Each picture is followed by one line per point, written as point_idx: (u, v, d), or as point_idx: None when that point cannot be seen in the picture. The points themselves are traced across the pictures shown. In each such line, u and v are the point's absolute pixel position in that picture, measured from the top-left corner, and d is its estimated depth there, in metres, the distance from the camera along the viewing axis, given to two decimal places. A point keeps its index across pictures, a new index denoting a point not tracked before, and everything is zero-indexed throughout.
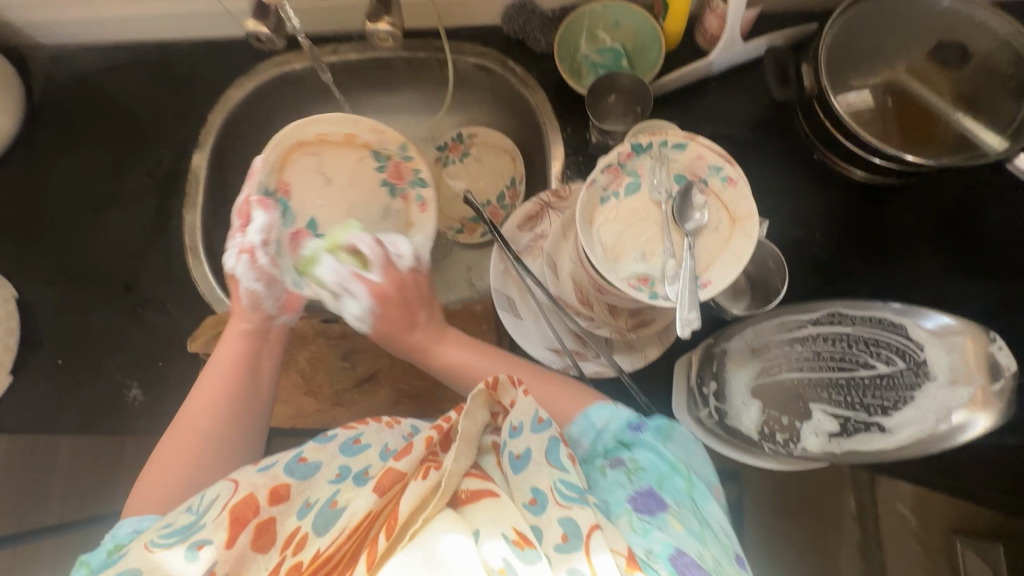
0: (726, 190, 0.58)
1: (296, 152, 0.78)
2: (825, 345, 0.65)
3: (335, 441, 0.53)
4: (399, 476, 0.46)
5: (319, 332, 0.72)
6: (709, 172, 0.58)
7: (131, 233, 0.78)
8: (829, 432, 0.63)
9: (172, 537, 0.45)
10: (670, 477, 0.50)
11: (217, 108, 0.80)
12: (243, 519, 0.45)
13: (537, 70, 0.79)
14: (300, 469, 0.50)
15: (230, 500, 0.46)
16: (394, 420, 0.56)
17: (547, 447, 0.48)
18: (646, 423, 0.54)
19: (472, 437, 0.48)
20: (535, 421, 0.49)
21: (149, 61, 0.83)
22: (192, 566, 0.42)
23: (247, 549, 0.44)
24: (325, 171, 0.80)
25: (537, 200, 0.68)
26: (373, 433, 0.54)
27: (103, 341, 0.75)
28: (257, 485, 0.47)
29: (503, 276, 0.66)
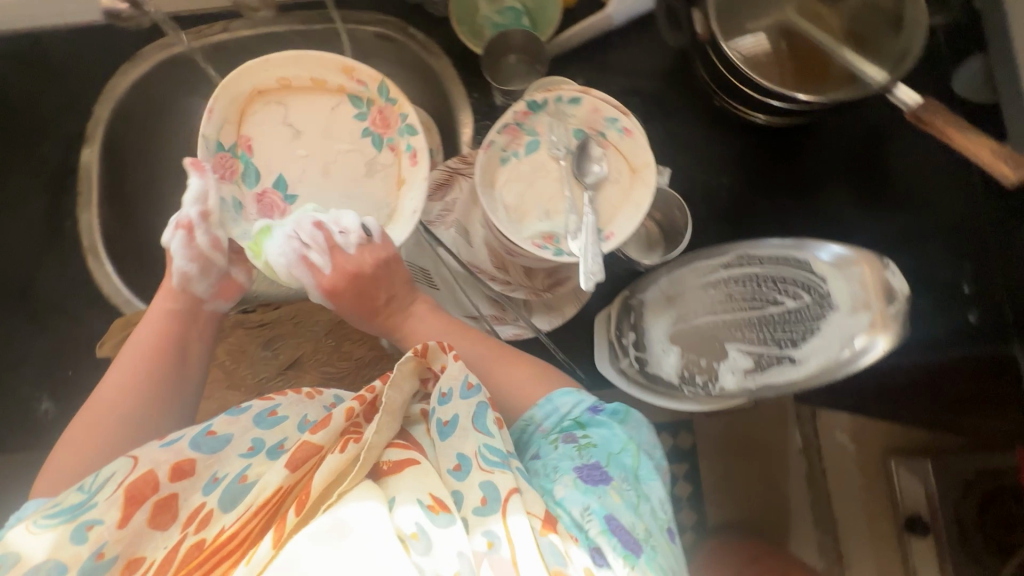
0: (623, 141, 0.58)
1: (256, 101, 0.60)
2: (737, 287, 0.67)
3: (248, 412, 0.52)
4: (314, 450, 0.45)
5: (236, 324, 0.69)
6: (606, 124, 0.59)
7: (21, 239, 0.73)
8: (744, 369, 0.65)
9: (58, 517, 0.42)
10: (618, 454, 0.50)
11: (103, 98, 0.75)
12: (138, 496, 0.43)
13: (441, 34, 0.77)
14: (207, 442, 0.48)
15: (127, 478, 0.44)
16: (315, 391, 0.56)
17: (474, 413, 0.49)
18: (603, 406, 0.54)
19: (394, 408, 0.48)
20: (464, 387, 0.50)
21: (18, 51, 0.76)
22: (82, 548, 0.41)
23: (145, 527, 0.43)
24: (293, 120, 0.61)
25: (444, 168, 0.67)
26: (291, 403, 0.53)
27: (4, 355, 0.71)
28: (158, 460, 0.46)
29: (416, 249, 0.65)
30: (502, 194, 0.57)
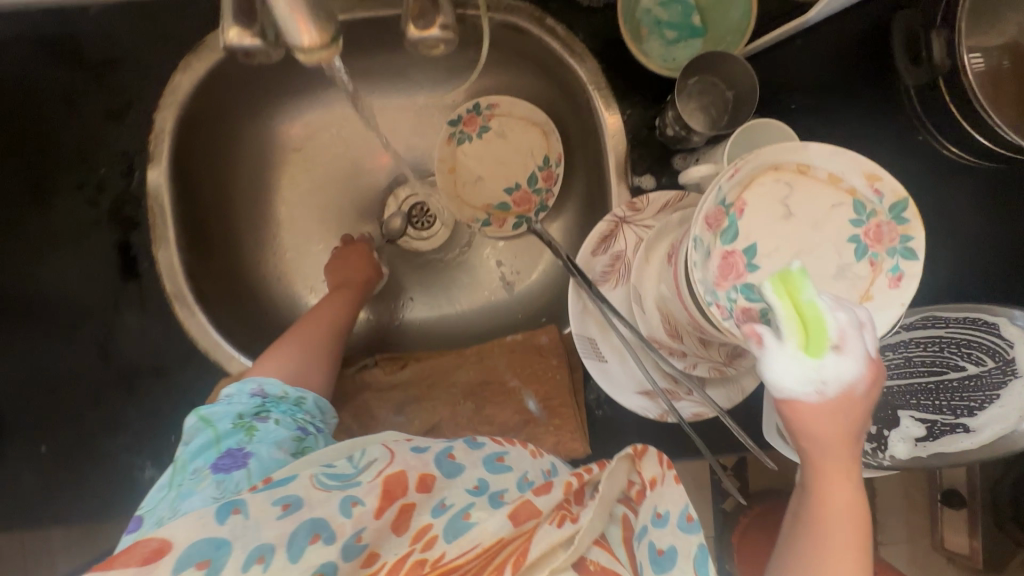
0: (883, 228, 0.46)
1: (766, 174, 0.48)
2: (916, 350, 0.63)
3: (482, 450, 0.47)
4: (535, 513, 0.38)
5: (362, 386, 0.63)
6: (856, 206, 0.47)
7: (89, 280, 0.62)
8: (915, 437, 0.62)
9: (332, 480, 0.41)
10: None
11: (163, 103, 0.61)
12: (392, 494, 0.40)
13: (584, 27, 0.62)
14: (447, 464, 0.44)
15: (385, 470, 0.42)
16: (538, 450, 0.48)
17: (698, 557, 0.37)
18: None
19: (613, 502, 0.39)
20: (684, 518, 0.38)
21: (46, 37, 0.60)
22: (346, 522, 0.38)
23: (388, 528, 0.39)
24: (790, 199, 0.48)
25: (610, 217, 0.57)
26: (518, 454, 0.47)
27: (91, 419, 0.62)
28: (410, 464, 0.43)
29: (582, 315, 0.57)
30: (874, 325, 0.46)
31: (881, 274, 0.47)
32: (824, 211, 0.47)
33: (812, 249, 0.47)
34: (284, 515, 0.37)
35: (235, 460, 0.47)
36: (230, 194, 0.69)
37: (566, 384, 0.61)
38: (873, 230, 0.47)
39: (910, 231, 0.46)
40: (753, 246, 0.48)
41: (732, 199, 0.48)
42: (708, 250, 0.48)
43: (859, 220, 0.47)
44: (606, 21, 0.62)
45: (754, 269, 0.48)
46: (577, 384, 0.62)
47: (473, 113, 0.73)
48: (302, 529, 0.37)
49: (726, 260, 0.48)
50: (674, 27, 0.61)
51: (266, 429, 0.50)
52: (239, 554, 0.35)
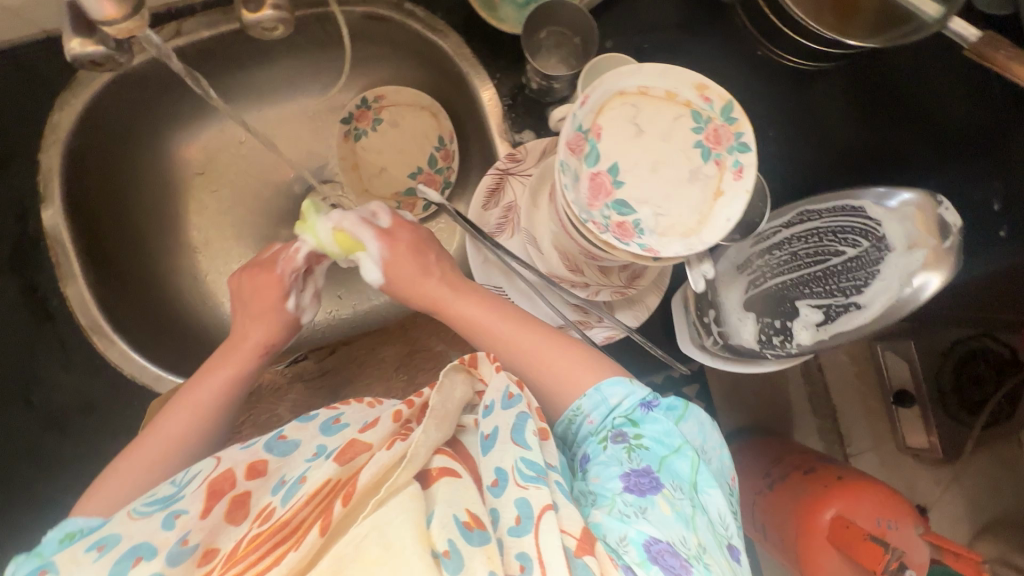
0: (721, 130, 0.52)
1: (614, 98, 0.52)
2: (801, 245, 0.67)
3: (316, 419, 0.48)
4: (364, 448, 0.43)
5: (294, 379, 0.64)
6: (696, 116, 0.52)
7: (1, 332, 0.62)
8: (816, 323, 0.66)
9: (152, 505, 0.42)
10: (673, 458, 0.45)
11: (46, 146, 0.61)
12: (219, 492, 0.43)
13: (442, 7, 0.66)
14: (279, 445, 0.47)
15: (210, 473, 0.44)
16: (376, 401, 0.51)
17: (515, 425, 0.44)
18: (658, 403, 0.48)
19: (445, 413, 0.44)
20: (504, 398, 0.46)
21: None
22: (170, 533, 0.40)
23: (222, 521, 0.42)
24: (639, 118, 0.52)
25: (494, 171, 0.61)
26: (353, 410, 0.49)
27: (30, 466, 0.62)
28: (237, 459, 0.45)
29: (484, 266, 0.61)
30: (728, 217, 0.51)
31: (726, 170, 0.52)
32: (668, 123, 0.52)
33: (664, 160, 0.53)
34: (100, 557, 0.39)
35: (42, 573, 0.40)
36: (137, 227, 0.70)
37: None
38: (713, 132, 0.52)
39: (742, 127, 0.51)
40: (615, 164, 0.52)
41: (589, 125, 0.52)
42: (576, 174, 0.51)
43: (699, 126, 0.52)
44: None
45: (619, 185, 0.52)
46: None
47: (364, 107, 0.76)
48: (124, 558, 0.39)
49: (593, 181, 0.52)
50: None
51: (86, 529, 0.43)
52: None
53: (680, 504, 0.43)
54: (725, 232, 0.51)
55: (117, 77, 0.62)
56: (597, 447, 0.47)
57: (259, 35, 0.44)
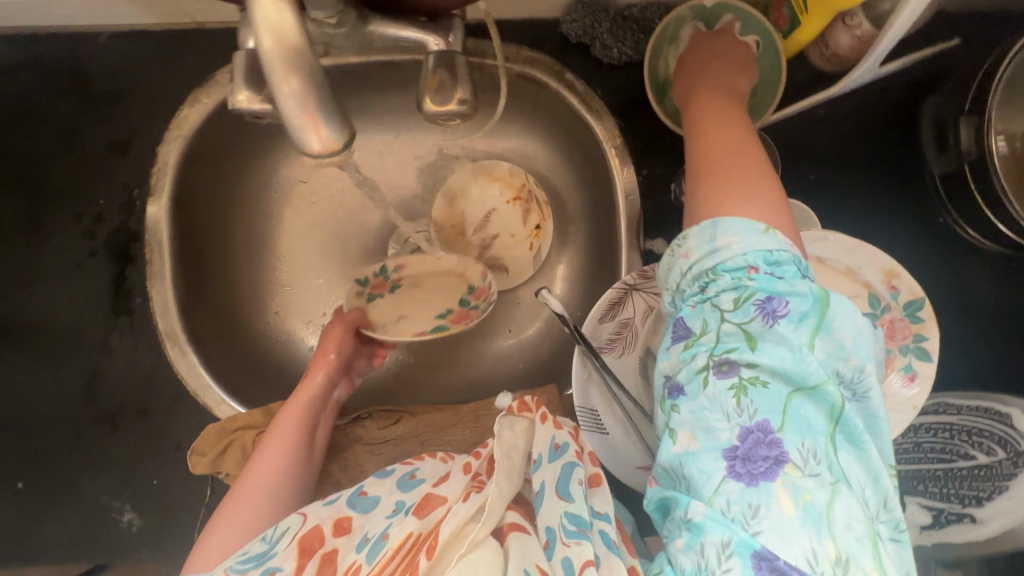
0: (898, 323, 0.45)
1: None
2: (926, 436, 0.61)
3: (392, 476, 0.51)
4: (439, 501, 0.45)
5: (354, 440, 0.63)
6: (874, 301, 0.46)
7: (79, 314, 0.60)
8: (920, 524, 0.61)
9: (247, 563, 0.42)
10: (799, 413, 0.32)
11: (169, 137, 0.59)
12: (310, 549, 0.44)
13: (604, 88, 0.61)
14: (361, 502, 0.48)
15: (299, 530, 0.45)
16: (446, 456, 0.54)
17: (560, 476, 0.46)
18: (786, 275, 0.34)
19: (508, 465, 0.46)
20: (551, 450, 0.48)
21: (49, 61, 0.58)
22: None
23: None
24: None
25: (620, 284, 0.55)
26: (427, 466, 0.52)
27: (73, 457, 0.60)
28: (323, 517, 0.46)
29: (585, 383, 0.55)
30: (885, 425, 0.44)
31: (894, 372, 0.45)
32: None
33: None
34: None
35: None
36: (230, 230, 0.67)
37: None
38: (888, 325, 0.46)
39: (925, 330, 0.45)
40: None
41: None
42: None
43: (873, 313, 0.46)
44: (626, 80, 0.60)
45: None
46: None
47: (381, 275, 0.66)
48: None
49: None
50: None
51: None
52: None
53: (810, 494, 0.31)
54: None
55: None
56: (692, 381, 0.34)
57: (436, 122, 0.40)
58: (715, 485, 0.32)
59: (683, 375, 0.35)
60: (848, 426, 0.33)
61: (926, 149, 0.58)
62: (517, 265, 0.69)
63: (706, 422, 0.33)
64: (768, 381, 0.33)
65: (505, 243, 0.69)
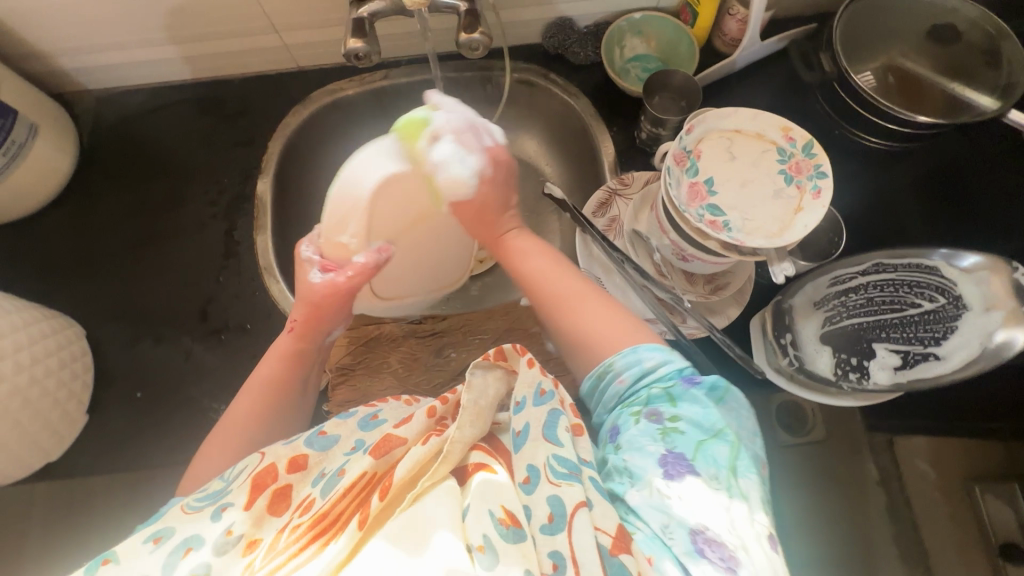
0: (802, 161, 0.63)
1: (711, 129, 0.66)
2: (876, 292, 0.72)
3: (354, 417, 0.58)
4: (400, 442, 0.50)
5: (408, 334, 0.75)
6: (781, 150, 0.64)
7: (198, 261, 0.79)
8: (893, 366, 0.69)
9: (204, 501, 0.51)
10: (713, 441, 0.49)
11: (275, 136, 0.83)
12: (263, 484, 0.50)
13: (577, 80, 0.86)
14: (318, 441, 0.54)
15: (255, 468, 0.52)
16: (411, 400, 0.62)
17: (547, 422, 0.51)
18: (700, 381, 0.53)
19: (479, 411, 0.51)
20: (538, 395, 0.54)
21: (199, 97, 0.87)
22: (217, 524, 0.47)
23: (265, 512, 0.48)
24: (731, 145, 0.65)
25: (605, 189, 0.75)
26: (389, 409, 0.59)
27: (183, 369, 0.75)
28: (279, 454, 0.53)
29: (589, 259, 0.72)
30: (806, 225, 0.61)
31: (805, 192, 0.62)
32: (757, 153, 0.65)
33: (751, 179, 0.64)
34: (157, 547, 0.47)
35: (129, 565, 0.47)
36: (309, 211, 0.88)
37: None
38: (795, 164, 0.64)
39: (820, 160, 0.63)
40: (710, 178, 0.64)
41: (691, 148, 0.65)
42: (678, 180, 0.64)
43: (783, 158, 0.64)
44: (596, 74, 0.85)
45: (713, 194, 0.63)
46: None
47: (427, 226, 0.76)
48: (176, 548, 0.46)
49: (691, 188, 0.64)
50: (640, 66, 0.85)
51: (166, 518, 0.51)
52: None
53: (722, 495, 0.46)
54: (803, 237, 0.60)
55: (335, 99, 0.86)
56: (631, 423, 0.53)
57: (466, 52, 0.64)
58: (650, 477, 0.48)
59: (624, 422, 0.53)
60: (746, 458, 0.49)
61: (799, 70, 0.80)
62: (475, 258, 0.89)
63: (639, 444, 0.50)
64: (684, 426, 0.50)
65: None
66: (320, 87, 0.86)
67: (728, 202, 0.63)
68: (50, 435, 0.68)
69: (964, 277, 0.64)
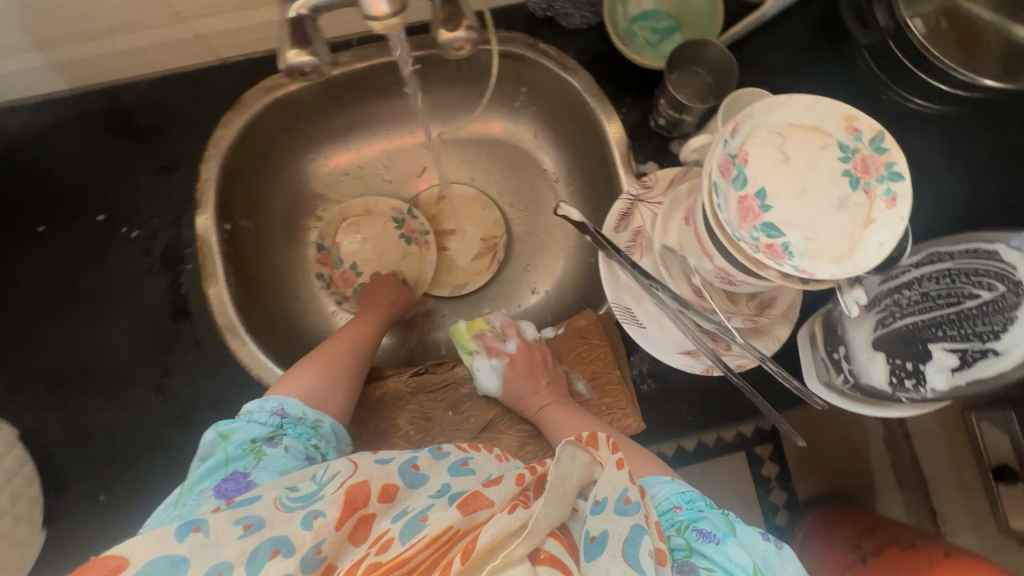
0: (870, 159, 0.52)
1: (757, 123, 0.53)
2: (931, 285, 0.64)
3: (445, 458, 0.50)
4: (486, 503, 0.43)
5: (415, 388, 0.65)
6: (844, 145, 0.53)
7: (144, 326, 0.65)
8: (950, 367, 0.62)
9: (298, 500, 0.43)
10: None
11: (207, 156, 0.66)
12: (355, 503, 0.42)
13: (574, 49, 0.70)
14: (409, 475, 0.47)
15: (349, 479, 0.44)
16: (504, 453, 0.53)
17: (630, 538, 0.42)
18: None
19: (565, 490, 0.42)
20: (622, 502, 0.44)
21: (98, 110, 0.68)
22: (308, 534, 0.40)
23: (346, 539, 0.41)
24: (782, 142, 0.53)
25: (625, 196, 0.63)
26: (482, 461, 0.51)
27: (152, 460, 0.63)
28: (373, 474, 0.45)
29: (615, 286, 0.62)
30: (880, 243, 0.51)
31: (876, 199, 0.52)
32: (815, 152, 0.53)
33: (809, 185, 0.53)
34: (246, 535, 0.39)
35: (238, 485, 0.47)
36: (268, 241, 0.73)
37: (610, 360, 0.65)
38: (861, 163, 0.52)
39: (894, 157, 0.51)
40: (762, 189, 0.53)
41: (736, 151, 0.53)
42: (725, 196, 0.52)
43: (846, 156, 0.53)
44: (595, 40, 0.70)
45: (768, 209, 0.52)
46: (620, 358, 0.65)
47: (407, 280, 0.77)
48: (263, 546, 0.39)
49: (741, 203, 0.52)
50: (648, 26, 0.69)
51: (275, 454, 0.51)
52: (197, 573, 0.37)
53: None
54: (879, 257, 0.51)
55: (276, 99, 0.68)
56: None
57: (449, 52, 0.49)
58: None
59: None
60: None
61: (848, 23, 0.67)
62: (470, 272, 0.81)
63: None
64: None
65: (449, 263, 0.81)
66: (254, 83, 0.68)
67: (785, 219, 0.52)
68: None
69: None
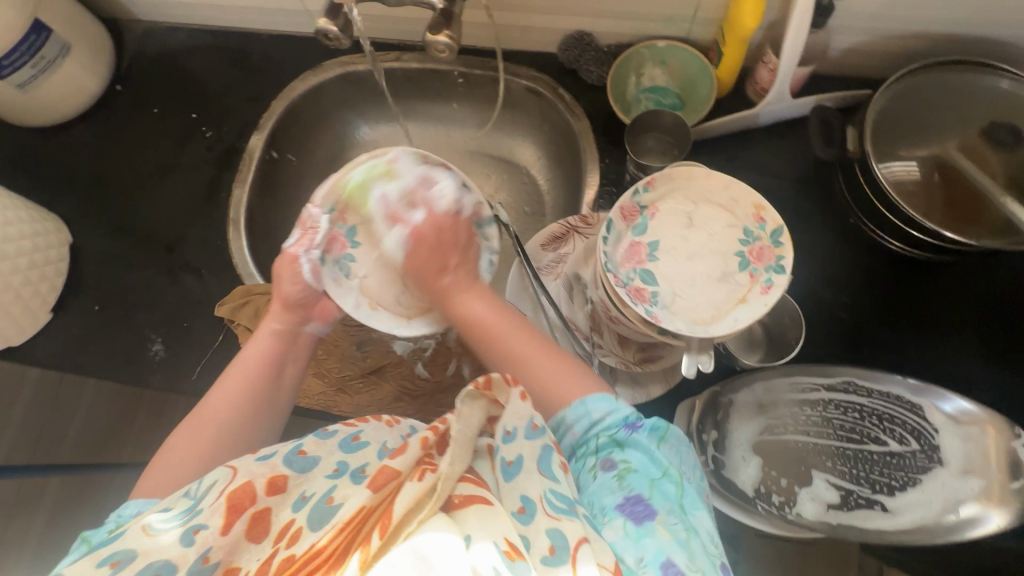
0: (767, 248, 0.55)
1: (674, 187, 0.59)
2: (836, 414, 0.62)
3: (335, 436, 0.49)
4: (393, 475, 0.42)
5: (338, 319, 0.74)
6: (748, 229, 0.56)
7: (184, 199, 0.84)
8: (827, 502, 0.59)
9: (169, 518, 0.43)
10: (661, 481, 0.46)
11: (280, 96, 0.85)
12: (240, 507, 0.42)
13: (585, 100, 0.80)
14: (298, 461, 0.46)
15: (228, 487, 0.43)
16: (393, 419, 0.51)
17: (540, 455, 0.44)
18: (643, 425, 0.49)
19: (465, 442, 0.44)
20: (529, 428, 0.45)
21: (227, 46, 0.90)
22: (189, 551, 0.41)
23: (241, 539, 0.42)
24: (689, 207, 0.58)
25: (564, 223, 0.69)
26: (373, 429, 0.49)
27: (140, 295, 0.80)
28: (255, 473, 0.45)
29: (520, 292, 0.68)
30: (738, 320, 0.53)
31: (757, 284, 0.54)
32: (718, 227, 0.57)
33: (699, 252, 0.57)
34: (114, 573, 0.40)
35: None
36: (300, 175, 0.90)
37: None
38: (757, 250, 0.55)
39: (785, 252, 0.54)
40: (655, 241, 0.57)
41: (646, 203, 0.58)
42: (619, 236, 0.58)
43: (746, 240, 0.56)
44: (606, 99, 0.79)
45: (653, 259, 0.57)
46: None
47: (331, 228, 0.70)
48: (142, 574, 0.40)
49: (631, 247, 0.57)
50: (654, 97, 0.77)
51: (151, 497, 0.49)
52: None
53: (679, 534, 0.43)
54: (733, 333, 0.53)
55: (346, 72, 0.86)
56: (591, 477, 0.48)
57: (433, 52, 0.61)
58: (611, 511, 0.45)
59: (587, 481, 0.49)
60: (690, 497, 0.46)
61: (813, 137, 0.66)
62: None
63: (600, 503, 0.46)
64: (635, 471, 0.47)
65: None
66: (335, 57, 0.87)
67: (665, 272, 0.56)
68: (12, 328, 0.74)
69: (950, 427, 0.55)
